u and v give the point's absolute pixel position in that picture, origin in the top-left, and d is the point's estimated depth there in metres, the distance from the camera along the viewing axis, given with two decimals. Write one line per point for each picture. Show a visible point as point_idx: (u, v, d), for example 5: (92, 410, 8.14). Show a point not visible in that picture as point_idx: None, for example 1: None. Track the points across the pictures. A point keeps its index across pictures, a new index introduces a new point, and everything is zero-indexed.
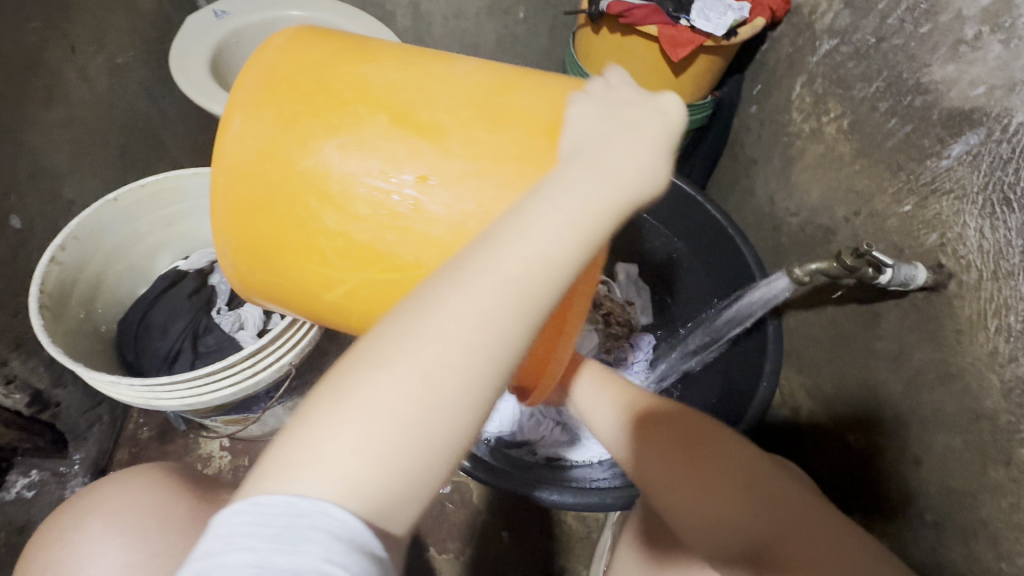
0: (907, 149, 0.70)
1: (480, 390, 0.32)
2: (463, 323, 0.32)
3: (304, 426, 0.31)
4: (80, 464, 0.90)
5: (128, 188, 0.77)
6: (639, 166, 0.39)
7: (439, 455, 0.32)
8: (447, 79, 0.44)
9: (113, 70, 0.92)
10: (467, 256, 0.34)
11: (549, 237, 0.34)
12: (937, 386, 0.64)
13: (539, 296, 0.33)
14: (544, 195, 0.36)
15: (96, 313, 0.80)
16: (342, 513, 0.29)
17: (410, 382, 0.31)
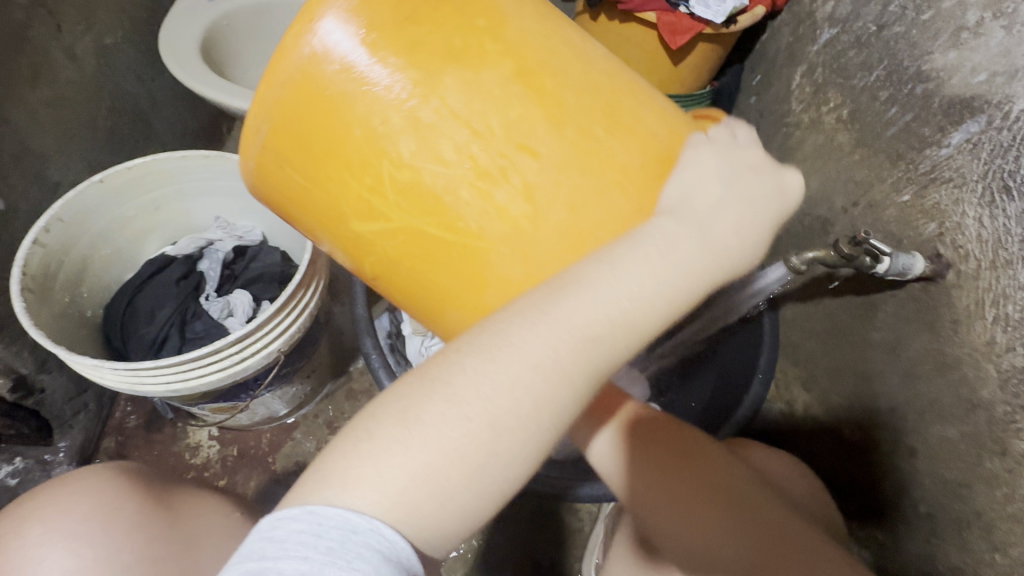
0: (907, 138, 0.69)
1: (539, 440, 0.35)
2: (541, 375, 0.34)
3: (382, 440, 0.34)
4: (66, 452, 0.89)
5: (115, 169, 0.75)
6: (733, 236, 0.39)
7: (493, 494, 0.35)
8: (585, 56, 0.43)
9: (102, 51, 0.90)
10: (548, 304, 0.35)
11: (634, 304, 0.35)
12: (933, 377, 0.63)
13: (615, 358, 0.36)
14: (634, 250, 0.37)
15: (82, 298, 0.79)
16: (391, 533, 0.31)
17: (480, 421, 0.33)
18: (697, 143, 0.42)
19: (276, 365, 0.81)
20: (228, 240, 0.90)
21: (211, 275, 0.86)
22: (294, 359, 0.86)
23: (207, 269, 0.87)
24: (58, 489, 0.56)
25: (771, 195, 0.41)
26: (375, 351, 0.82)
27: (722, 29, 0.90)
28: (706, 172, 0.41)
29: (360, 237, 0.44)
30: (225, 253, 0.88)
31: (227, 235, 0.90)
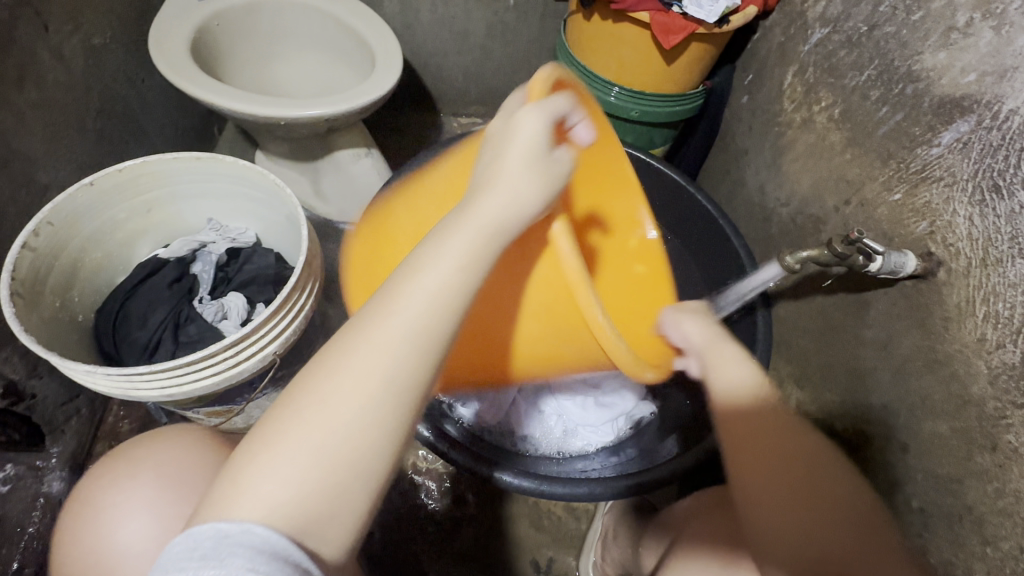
0: (898, 137, 0.69)
1: (392, 412, 0.40)
2: (366, 366, 0.40)
3: (231, 468, 0.39)
4: (58, 457, 0.87)
5: (104, 172, 0.75)
6: (516, 190, 0.44)
7: (362, 473, 0.39)
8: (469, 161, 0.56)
9: (90, 52, 0.89)
10: (365, 319, 0.42)
11: (437, 284, 0.42)
12: (925, 373, 0.64)
13: (429, 336, 0.41)
14: (438, 246, 0.43)
15: (72, 302, 0.78)
16: (262, 530, 0.35)
17: (324, 417, 0.39)
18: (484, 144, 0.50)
19: (270, 368, 0.80)
20: (221, 243, 0.89)
21: (204, 277, 0.86)
22: (290, 362, 0.86)
23: (200, 271, 0.86)
24: (129, 445, 0.69)
25: (520, 141, 0.45)
26: None
27: (715, 29, 0.91)
28: (495, 150, 0.46)
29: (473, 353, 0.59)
30: (219, 256, 0.88)
31: (219, 238, 0.89)
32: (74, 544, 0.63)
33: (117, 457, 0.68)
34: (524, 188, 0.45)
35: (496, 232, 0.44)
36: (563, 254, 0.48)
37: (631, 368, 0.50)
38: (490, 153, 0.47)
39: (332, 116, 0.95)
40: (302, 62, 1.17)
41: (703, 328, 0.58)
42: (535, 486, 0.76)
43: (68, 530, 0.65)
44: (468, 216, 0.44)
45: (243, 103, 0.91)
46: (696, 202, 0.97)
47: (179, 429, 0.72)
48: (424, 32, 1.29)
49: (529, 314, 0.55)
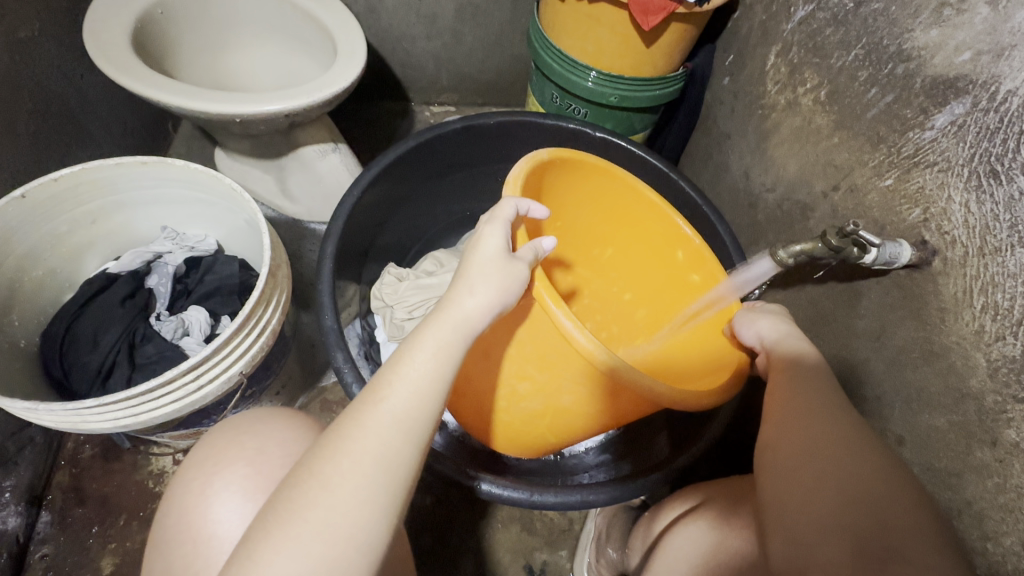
0: (889, 120, 0.67)
1: (388, 491, 0.43)
2: (362, 451, 0.43)
3: (238, 549, 0.41)
4: (12, 491, 0.81)
5: (37, 182, 0.67)
6: (486, 287, 0.52)
7: (360, 550, 0.41)
8: None
9: (15, 46, 0.81)
10: (357, 406, 0.46)
11: (422, 369, 0.47)
12: (921, 365, 0.62)
13: (420, 418, 0.46)
14: (428, 337, 0.49)
15: (12, 327, 0.71)
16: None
17: (322, 502, 0.41)
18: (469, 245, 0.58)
19: (239, 387, 0.75)
20: (178, 252, 0.83)
21: (161, 291, 0.80)
22: (261, 378, 0.81)
23: (157, 285, 0.80)
24: (256, 417, 0.62)
25: (488, 243, 0.54)
26: (348, 364, 0.77)
27: (695, 8, 0.87)
28: (465, 253, 0.55)
29: (539, 391, 0.66)
30: (176, 266, 0.82)
31: (175, 246, 0.83)
32: (217, 514, 0.54)
33: (247, 427, 0.60)
34: (496, 282, 0.52)
35: (466, 329, 0.50)
36: (569, 331, 0.57)
37: (691, 397, 0.60)
38: (468, 254, 0.55)
39: (293, 111, 0.88)
40: (260, 52, 1.09)
41: (776, 324, 0.65)
42: (526, 497, 0.72)
43: (203, 499, 0.56)
44: (446, 313, 0.50)
45: (195, 100, 0.84)
46: (679, 188, 0.95)
47: (283, 412, 0.64)
48: (388, 15, 1.21)
49: (566, 357, 0.60)
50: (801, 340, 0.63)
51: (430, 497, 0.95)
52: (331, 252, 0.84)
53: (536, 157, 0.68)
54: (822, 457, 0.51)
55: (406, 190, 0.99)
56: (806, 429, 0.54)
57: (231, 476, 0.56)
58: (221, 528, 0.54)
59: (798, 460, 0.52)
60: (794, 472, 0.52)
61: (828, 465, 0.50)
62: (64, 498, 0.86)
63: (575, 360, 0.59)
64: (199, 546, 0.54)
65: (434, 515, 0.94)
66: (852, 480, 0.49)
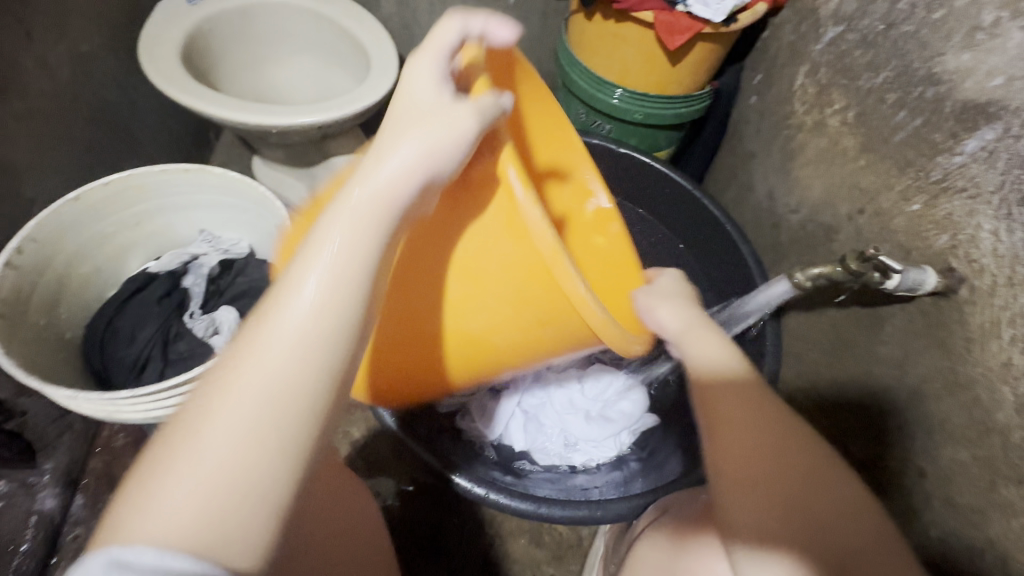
0: (917, 144, 0.65)
1: (265, 436, 0.33)
2: (237, 376, 0.33)
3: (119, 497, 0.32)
4: (51, 474, 0.86)
5: (90, 186, 0.73)
6: (433, 117, 0.40)
7: (280, 457, 0.33)
8: None
9: (77, 60, 0.87)
10: (281, 277, 0.37)
11: (358, 208, 0.38)
12: (944, 396, 0.60)
13: (314, 337, 0.35)
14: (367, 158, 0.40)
15: (60, 319, 0.76)
16: (159, 555, 0.29)
17: (240, 367, 0.34)
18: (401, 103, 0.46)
19: None
20: (213, 254, 0.87)
21: (195, 291, 0.84)
22: None
23: (191, 285, 0.84)
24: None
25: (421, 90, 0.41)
26: None
27: (722, 29, 0.87)
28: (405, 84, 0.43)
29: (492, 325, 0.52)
30: (210, 268, 0.85)
31: (211, 249, 0.87)
32: None
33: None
34: (443, 118, 0.40)
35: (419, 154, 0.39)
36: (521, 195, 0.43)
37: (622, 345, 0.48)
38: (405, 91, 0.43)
39: (324, 123, 0.92)
40: (297, 66, 1.14)
41: (677, 309, 0.56)
42: (533, 509, 0.73)
43: None
44: (381, 153, 0.39)
45: (234, 112, 0.89)
46: (700, 207, 0.94)
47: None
48: (421, 32, 1.25)
49: (526, 265, 0.47)
50: (712, 338, 0.53)
51: (442, 503, 0.96)
52: None
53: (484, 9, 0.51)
54: (788, 487, 0.44)
55: None
56: (759, 463, 0.45)
57: None
58: None
59: (765, 497, 0.43)
60: (755, 510, 0.43)
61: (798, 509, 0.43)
62: (97, 483, 0.90)
63: (539, 273, 0.46)
64: None
65: (443, 522, 0.94)
66: (814, 517, 0.43)
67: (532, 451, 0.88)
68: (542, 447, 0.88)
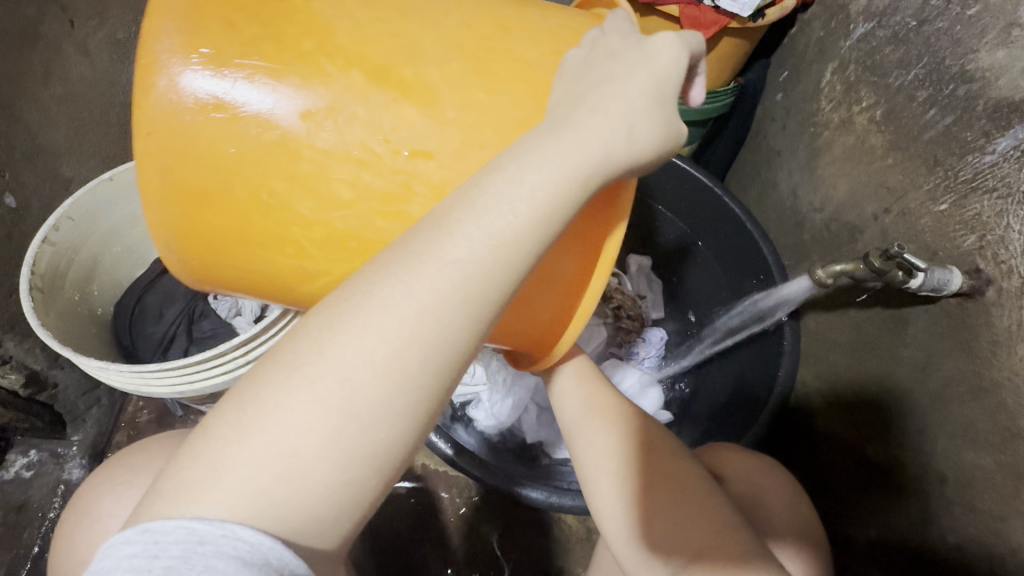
0: (947, 143, 0.64)
1: (418, 393, 0.34)
2: (398, 326, 0.34)
3: (214, 434, 0.33)
4: (79, 445, 0.89)
5: (124, 167, 0.75)
6: (638, 133, 0.39)
7: (384, 453, 0.34)
8: (432, 23, 0.42)
9: (115, 46, 0.90)
10: (415, 246, 0.35)
11: (524, 205, 0.36)
12: (967, 400, 0.59)
13: (482, 297, 0.35)
14: (541, 139, 0.37)
15: (92, 296, 0.79)
16: (251, 535, 0.30)
17: (357, 352, 0.33)
18: (571, 53, 0.42)
19: None
20: None
21: None
22: None
23: None
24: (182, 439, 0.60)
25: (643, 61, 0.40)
26: None
27: (748, 24, 0.86)
28: (613, 74, 0.40)
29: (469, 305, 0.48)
30: None
31: None
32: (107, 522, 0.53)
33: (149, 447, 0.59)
34: (644, 146, 0.40)
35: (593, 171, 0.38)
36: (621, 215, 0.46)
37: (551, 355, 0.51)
38: (600, 72, 0.40)
39: None
40: None
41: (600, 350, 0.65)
42: (543, 499, 0.74)
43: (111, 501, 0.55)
44: (564, 140, 0.37)
45: None
46: (721, 205, 0.92)
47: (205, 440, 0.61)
48: None
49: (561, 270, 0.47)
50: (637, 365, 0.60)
51: (448, 495, 0.95)
52: None
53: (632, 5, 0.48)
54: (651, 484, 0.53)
55: None
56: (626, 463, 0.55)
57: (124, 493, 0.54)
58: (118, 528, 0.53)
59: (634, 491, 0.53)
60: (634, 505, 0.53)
61: (691, 507, 0.51)
62: None
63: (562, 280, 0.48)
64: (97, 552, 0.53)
65: (454, 513, 0.94)
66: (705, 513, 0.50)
67: (546, 443, 0.90)
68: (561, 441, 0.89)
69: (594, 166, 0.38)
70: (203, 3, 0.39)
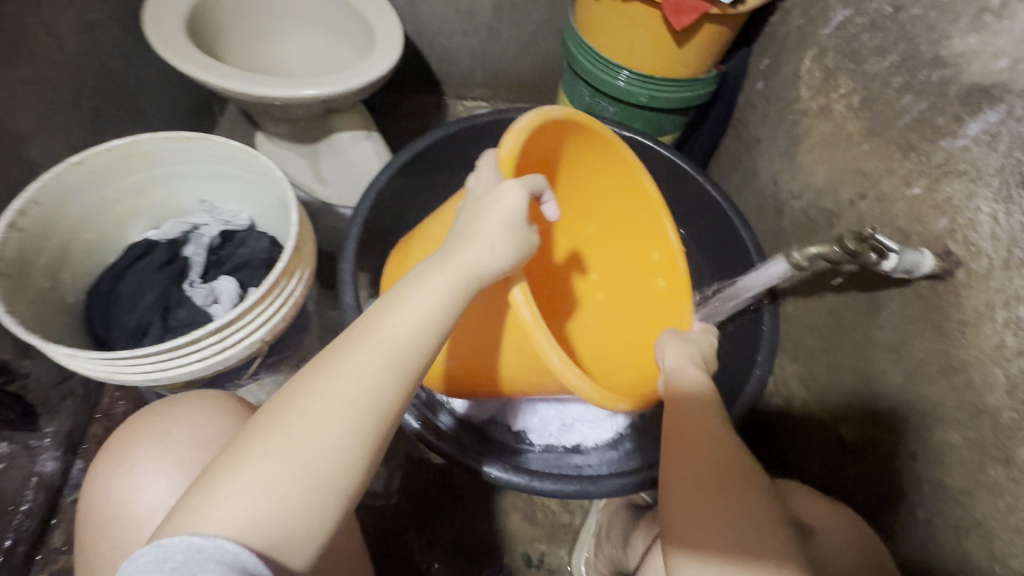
0: (921, 128, 0.65)
1: (364, 441, 0.41)
2: (344, 387, 0.41)
3: (198, 486, 0.39)
4: (52, 437, 0.87)
5: (93, 151, 0.73)
6: (501, 248, 0.50)
7: (337, 494, 0.40)
8: (435, 224, 0.69)
9: (84, 27, 0.87)
10: (355, 332, 0.44)
11: (430, 296, 0.46)
12: (937, 379, 0.61)
13: (411, 361, 0.44)
14: (433, 261, 0.49)
15: (63, 283, 0.77)
16: (234, 546, 0.35)
17: (311, 413, 0.40)
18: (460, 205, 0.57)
19: (260, 354, 0.80)
20: (214, 225, 0.87)
21: (196, 261, 0.84)
22: (281, 349, 0.86)
23: (191, 254, 0.84)
24: (188, 399, 0.60)
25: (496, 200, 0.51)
26: None
27: (729, 10, 0.86)
28: (479, 210, 0.52)
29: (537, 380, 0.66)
30: (211, 238, 0.86)
31: (212, 220, 0.87)
32: (136, 490, 0.54)
33: (161, 410, 0.59)
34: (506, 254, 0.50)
35: (473, 277, 0.48)
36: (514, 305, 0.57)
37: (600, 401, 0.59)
38: (472, 214, 0.53)
39: (329, 97, 0.92)
40: (304, 41, 1.14)
41: (683, 351, 0.64)
42: (524, 482, 0.74)
43: (140, 459, 0.55)
44: (456, 255, 0.49)
45: (241, 83, 0.89)
46: (703, 192, 0.93)
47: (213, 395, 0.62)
48: (429, 11, 1.24)
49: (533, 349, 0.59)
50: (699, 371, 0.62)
51: (431, 484, 0.95)
52: (356, 235, 0.86)
53: (512, 135, 0.61)
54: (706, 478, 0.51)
55: (431, 182, 1.00)
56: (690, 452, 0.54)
57: (154, 456, 0.55)
58: (144, 496, 0.53)
59: (692, 480, 0.51)
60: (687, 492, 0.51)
61: (736, 502, 0.49)
62: (98, 448, 0.91)
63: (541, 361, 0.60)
64: (120, 519, 0.53)
65: (439, 500, 0.94)
66: (746, 517, 0.48)
67: (527, 431, 0.89)
68: (539, 428, 0.89)
69: (471, 273, 0.48)
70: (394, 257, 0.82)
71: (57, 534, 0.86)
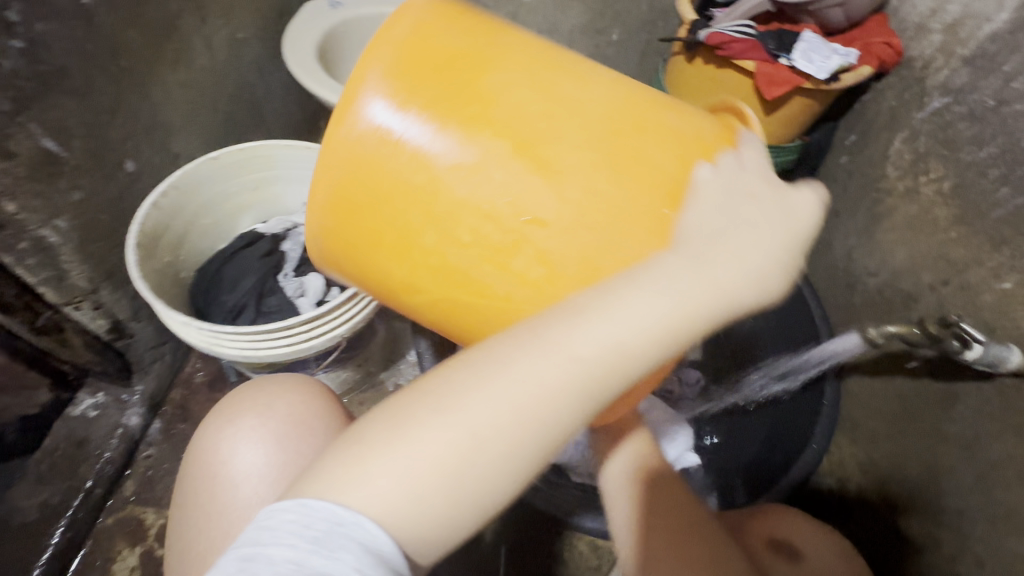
0: (1015, 223, 0.64)
1: (527, 461, 0.37)
2: (533, 395, 0.37)
3: (359, 444, 0.36)
4: (140, 395, 0.96)
5: (229, 149, 0.84)
6: (744, 289, 0.42)
7: (477, 503, 0.37)
8: (575, 110, 0.47)
9: (233, 44, 1.01)
10: (554, 325, 0.39)
11: (650, 320, 0.39)
12: (1016, 485, 0.58)
13: (604, 391, 0.38)
14: (666, 265, 0.41)
15: (179, 259, 0.87)
16: (373, 528, 0.34)
17: (498, 411, 0.36)
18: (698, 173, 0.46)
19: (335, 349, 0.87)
20: None
21: (291, 255, 0.92)
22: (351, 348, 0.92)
23: (289, 249, 0.93)
24: (277, 378, 0.66)
25: (767, 226, 0.44)
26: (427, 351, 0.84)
27: (822, 86, 0.89)
28: (724, 206, 0.44)
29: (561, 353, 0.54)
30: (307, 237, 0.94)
31: None
32: (229, 457, 0.59)
33: (257, 386, 0.65)
34: (741, 298, 0.42)
35: (709, 312, 0.41)
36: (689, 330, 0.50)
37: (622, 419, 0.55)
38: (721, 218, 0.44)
39: None
40: None
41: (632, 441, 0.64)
42: None
43: (234, 431, 0.61)
44: (695, 276, 0.40)
45: None
46: None
47: (299, 376, 0.67)
48: None
49: None
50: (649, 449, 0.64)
51: None
52: None
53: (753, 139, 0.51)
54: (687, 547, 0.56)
55: None
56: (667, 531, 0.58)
57: (247, 428, 0.60)
58: (234, 462, 0.59)
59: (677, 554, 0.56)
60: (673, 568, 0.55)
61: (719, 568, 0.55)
62: (173, 412, 1.00)
63: None
64: (211, 481, 0.59)
65: None
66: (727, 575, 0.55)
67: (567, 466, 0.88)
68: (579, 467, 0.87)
69: (710, 310, 0.40)
70: (411, 55, 0.47)
71: (126, 486, 0.93)
